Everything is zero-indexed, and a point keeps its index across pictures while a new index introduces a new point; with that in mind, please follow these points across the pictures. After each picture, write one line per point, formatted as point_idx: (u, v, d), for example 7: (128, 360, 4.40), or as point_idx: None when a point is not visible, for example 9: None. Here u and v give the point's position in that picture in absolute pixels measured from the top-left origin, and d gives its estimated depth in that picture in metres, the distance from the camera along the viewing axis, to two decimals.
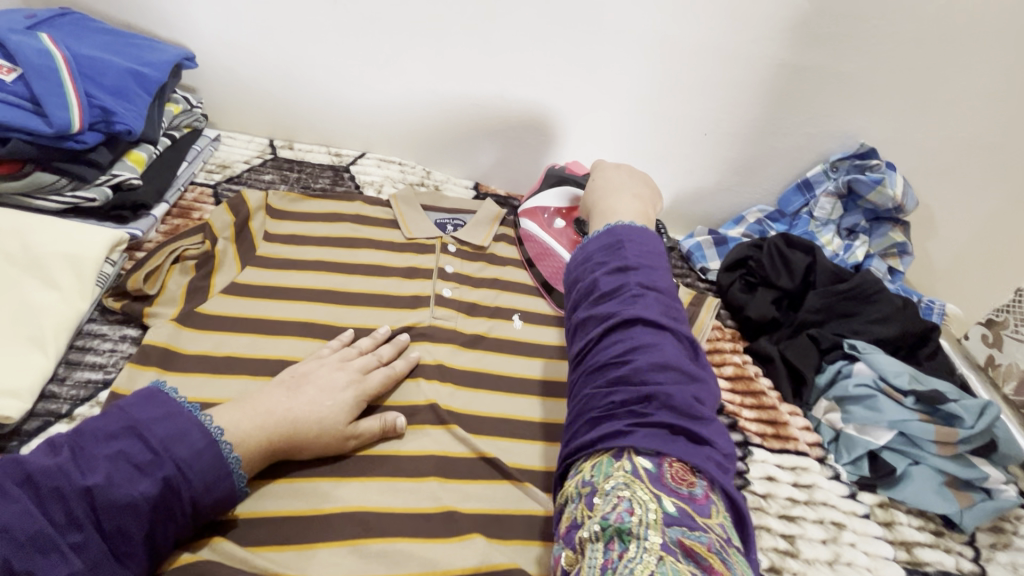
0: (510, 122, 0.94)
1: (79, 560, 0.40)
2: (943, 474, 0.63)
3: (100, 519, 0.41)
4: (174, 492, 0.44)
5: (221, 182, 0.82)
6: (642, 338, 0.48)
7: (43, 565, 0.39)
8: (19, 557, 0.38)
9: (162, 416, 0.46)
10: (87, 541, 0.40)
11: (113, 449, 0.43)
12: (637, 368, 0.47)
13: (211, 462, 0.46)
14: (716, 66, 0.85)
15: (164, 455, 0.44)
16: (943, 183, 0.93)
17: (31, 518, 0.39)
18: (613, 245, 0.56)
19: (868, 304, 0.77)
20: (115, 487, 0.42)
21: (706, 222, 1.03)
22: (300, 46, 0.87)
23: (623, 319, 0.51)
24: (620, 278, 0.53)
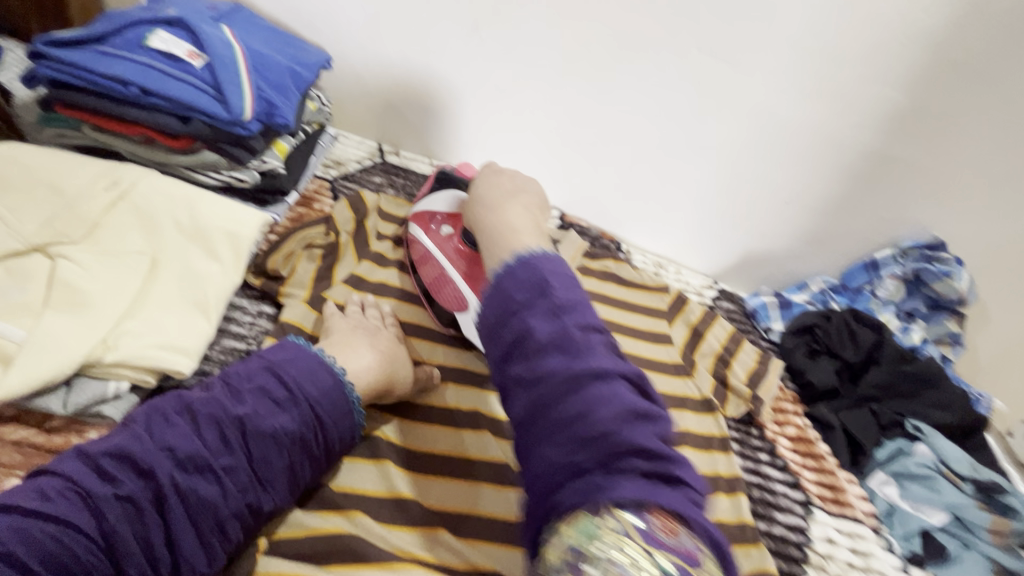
0: (605, 162, 1.00)
1: (228, 481, 0.44)
2: (992, 561, 0.66)
3: (248, 446, 0.46)
4: (306, 428, 0.48)
5: (337, 177, 0.88)
6: (596, 386, 0.38)
7: (201, 482, 0.44)
8: (183, 474, 0.43)
9: (292, 359, 0.51)
10: (235, 465, 0.45)
11: (254, 385, 0.48)
12: (591, 416, 0.36)
13: (336, 401, 0.51)
14: (809, 144, 0.91)
15: (296, 394, 0.49)
16: (1002, 281, 0.98)
17: (190, 439, 0.44)
18: (537, 284, 0.41)
19: (929, 388, 0.80)
20: (259, 418, 0.47)
21: (770, 283, 1.07)
22: (427, 65, 0.94)
23: (552, 355, 0.38)
24: (588, 312, 0.41)
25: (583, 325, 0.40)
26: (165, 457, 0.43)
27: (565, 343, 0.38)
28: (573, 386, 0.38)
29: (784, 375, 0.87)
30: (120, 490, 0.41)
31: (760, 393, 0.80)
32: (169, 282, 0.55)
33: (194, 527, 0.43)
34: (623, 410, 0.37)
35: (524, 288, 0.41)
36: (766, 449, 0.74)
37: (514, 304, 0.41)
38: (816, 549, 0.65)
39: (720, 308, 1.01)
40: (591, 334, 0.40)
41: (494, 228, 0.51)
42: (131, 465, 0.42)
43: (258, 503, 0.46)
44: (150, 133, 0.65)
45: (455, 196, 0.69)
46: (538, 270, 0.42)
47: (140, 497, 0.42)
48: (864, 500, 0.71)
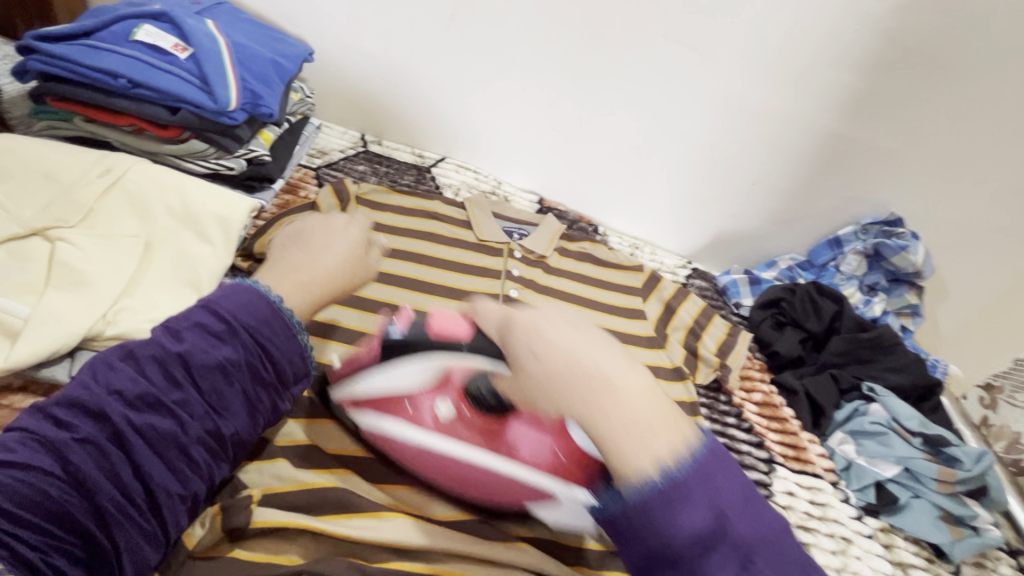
0: (582, 148, 1.03)
1: (185, 413, 0.45)
2: (939, 509, 0.71)
3: (198, 380, 0.46)
4: (250, 356, 0.49)
5: (321, 166, 0.91)
6: (738, 529, 0.32)
7: (156, 417, 0.44)
8: (135, 412, 0.43)
9: (227, 293, 0.50)
10: (188, 398, 0.46)
11: (194, 324, 0.48)
12: (752, 564, 0.31)
13: (275, 325, 0.50)
14: (774, 127, 0.95)
15: (235, 326, 0.49)
16: (958, 255, 1.03)
17: (138, 380, 0.45)
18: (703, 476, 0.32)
19: (885, 354, 0.86)
20: (202, 352, 0.47)
21: (741, 262, 1.12)
22: (408, 55, 0.97)
23: (684, 513, 0.31)
24: (733, 545, 0.32)
25: (706, 485, 0.32)
26: (115, 398, 0.43)
27: (705, 477, 0.33)
28: (711, 539, 0.32)
29: (753, 347, 0.92)
30: (75, 434, 0.41)
31: (729, 361, 0.84)
32: (163, 263, 0.59)
33: (159, 456, 0.44)
34: (780, 566, 0.32)
35: (677, 460, 0.32)
36: (733, 414, 0.79)
37: (620, 463, 0.32)
38: (778, 500, 0.70)
39: (693, 286, 1.05)
40: (711, 474, 0.33)
41: (560, 367, 0.34)
42: (81, 411, 0.42)
43: (218, 429, 0.47)
44: (139, 123, 0.67)
45: (428, 363, 0.56)
46: (648, 409, 0.33)
47: (96, 439, 0.41)
48: (823, 458, 0.77)
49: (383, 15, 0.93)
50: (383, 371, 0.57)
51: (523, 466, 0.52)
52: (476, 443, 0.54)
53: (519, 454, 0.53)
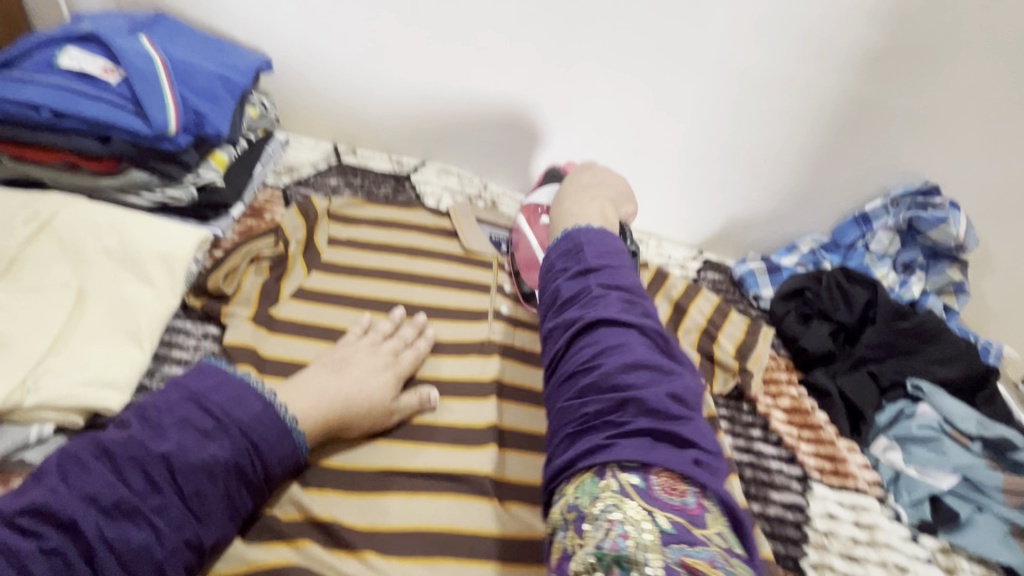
0: (572, 139, 0.94)
1: (160, 522, 0.41)
2: (1008, 523, 0.62)
3: (177, 482, 0.42)
4: (241, 456, 0.45)
5: (289, 184, 0.84)
6: (608, 342, 0.44)
7: (130, 527, 0.40)
8: (108, 521, 0.40)
9: (216, 386, 0.47)
10: (166, 504, 0.42)
11: (178, 419, 0.45)
12: (604, 367, 0.42)
13: (271, 423, 0.47)
14: (782, 96, 0.85)
15: (225, 422, 0.45)
16: (1005, 221, 0.92)
17: (113, 484, 0.41)
18: (572, 248, 0.53)
19: (929, 344, 0.76)
20: (186, 452, 0.43)
21: (757, 248, 1.02)
22: (374, 57, 0.90)
23: (643, 368, 0.42)
24: (609, 274, 0.49)
25: (620, 293, 0.47)
26: (87, 506, 0.40)
27: (623, 325, 0.45)
28: (627, 358, 0.42)
29: (776, 343, 0.83)
30: (45, 545, 0.38)
31: (749, 366, 0.75)
32: (97, 313, 0.52)
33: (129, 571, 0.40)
34: (663, 383, 0.42)
35: (615, 304, 0.46)
36: (759, 425, 0.70)
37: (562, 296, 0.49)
38: (816, 527, 0.61)
39: (705, 280, 0.96)
40: (633, 305, 0.47)
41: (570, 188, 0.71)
42: (51, 519, 0.39)
43: (197, 538, 0.43)
44: (72, 158, 0.62)
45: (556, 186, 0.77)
46: (615, 304, 0.46)
47: (65, 551, 0.39)
48: (866, 470, 0.67)
49: (342, 14, 0.86)
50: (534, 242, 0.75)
51: None
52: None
53: None
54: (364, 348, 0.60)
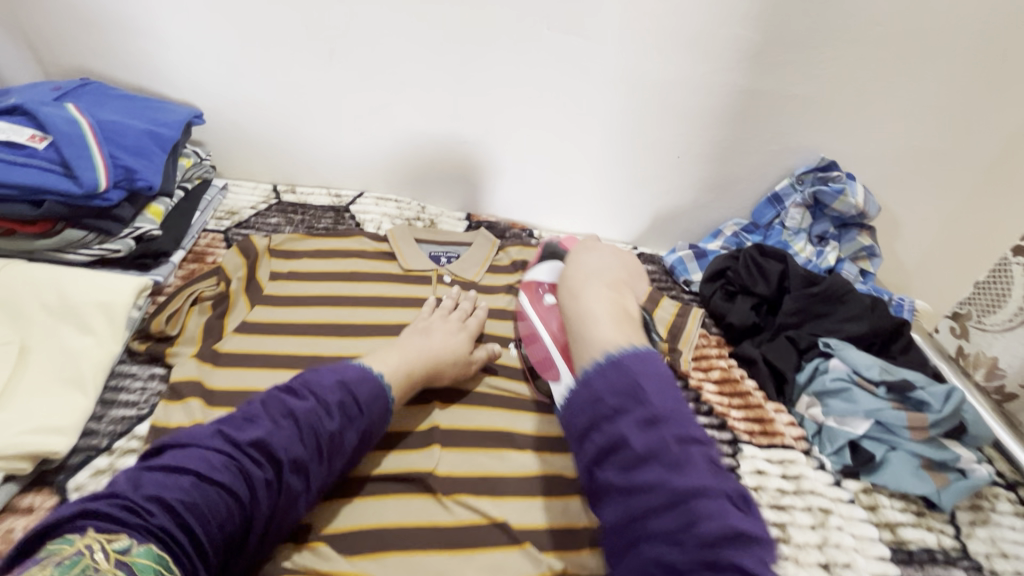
0: (499, 155, 1.01)
1: (294, 470, 0.50)
2: (918, 457, 0.67)
3: (308, 438, 0.51)
4: (352, 424, 0.54)
5: (230, 227, 0.88)
6: (659, 409, 0.45)
7: (265, 467, 0.49)
8: (262, 462, 0.49)
9: (358, 376, 0.57)
10: (302, 455, 0.50)
11: (322, 389, 0.55)
12: (660, 458, 0.43)
13: (376, 400, 0.57)
14: (682, 95, 0.93)
15: (352, 395, 0.55)
16: (900, 186, 1.01)
17: (273, 432, 0.50)
18: (570, 291, 0.62)
19: (839, 305, 0.82)
20: (318, 417, 0.52)
21: (686, 237, 1.09)
22: (300, 99, 0.95)
23: (677, 451, 0.43)
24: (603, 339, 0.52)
25: (634, 356, 0.49)
26: (232, 446, 0.49)
27: (632, 389, 0.46)
28: (664, 447, 0.43)
29: (708, 322, 0.89)
30: (224, 474, 0.47)
31: (680, 345, 0.80)
32: (40, 365, 0.56)
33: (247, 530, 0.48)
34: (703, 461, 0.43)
35: (618, 391, 0.47)
36: (691, 398, 0.75)
37: (607, 407, 0.46)
38: (746, 483, 0.66)
39: None
40: (645, 362, 0.49)
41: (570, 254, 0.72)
42: (228, 453, 0.48)
43: (303, 487, 0.51)
44: (8, 223, 0.65)
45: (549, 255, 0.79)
46: (629, 372, 0.48)
47: (237, 483, 0.47)
48: (792, 427, 0.73)
49: (264, 63, 0.91)
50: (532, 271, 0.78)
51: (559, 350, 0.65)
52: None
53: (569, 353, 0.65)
54: (436, 318, 0.72)
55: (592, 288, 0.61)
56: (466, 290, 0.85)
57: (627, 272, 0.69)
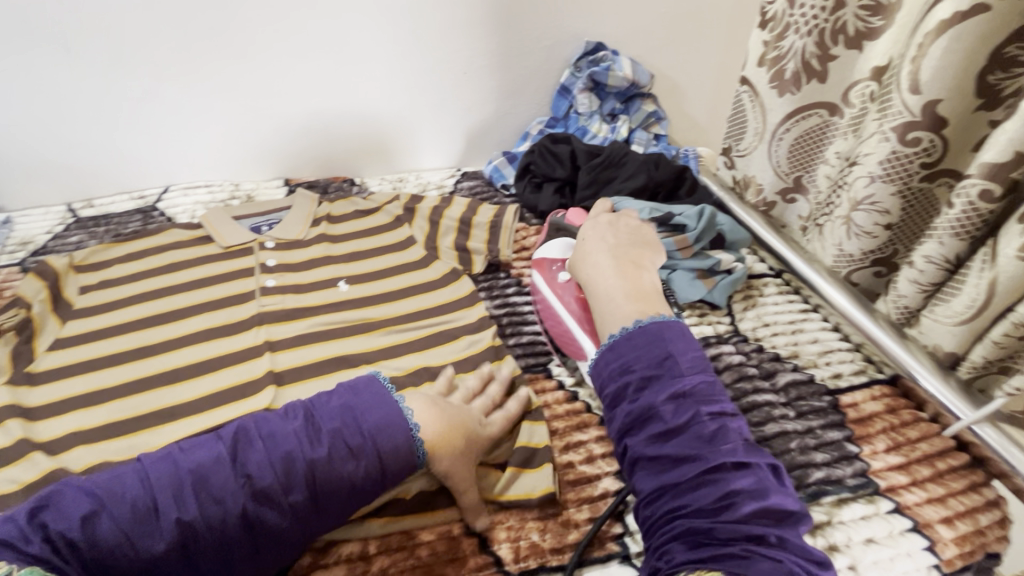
0: (294, 113, 1.00)
1: (232, 502, 0.46)
2: (693, 270, 0.80)
3: (253, 489, 0.47)
4: (311, 473, 0.49)
5: (26, 257, 0.84)
6: (709, 429, 0.49)
7: (192, 500, 0.46)
8: (188, 488, 0.46)
9: (370, 401, 0.54)
10: (250, 487, 0.47)
11: (293, 426, 0.51)
12: (701, 484, 0.47)
13: (391, 429, 0.52)
14: (444, 13, 0.96)
15: (315, 430, 0.51)
16: (665, 52, 1.12)
17: (183, 474, 0.47)
18: (621, 363, 0.55)
19: (621, 168, 0.94)
20: (254, 473, 0.48)
21: (502, 146, 1.16)
22: (56, 105, 0.89)
23: (738, 474, 0.47)
24: (670, 385, 0.52)
25: (705, 384, 0.53)
26: (177, 472, 0.47)
27: (707, 437, 0.49)
28: (713, 467, 0.47)
29: (525, 214, 0.97)
30: (127, 506, 0.45)
31: (500, 240, 0.87)
32: None
33: (187, 567, 0.45)
34: (761, 500, 0.46)
35: (651, 362, 0.54)
36: (512, 283, 0.85)
37: (636, 376, 0.53)
38: None
39: (463, 190, 1.06)
40: (710, 401, 0.52)
41: (584, 256, 0.70)
42: (207, 483, 0.47)
43: (251, 522, 0.47)
44: None
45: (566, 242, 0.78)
46: (659, 348, 0.55)
47: (147, 518, 0.45)
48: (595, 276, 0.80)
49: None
50: (545, 245, 0.79)
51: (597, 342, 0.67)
52: (587, 323, 0.69)
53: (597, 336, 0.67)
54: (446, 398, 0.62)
55: (608, 277, 0.66)
56: (289, 248, 0.87)
57: (646, 245, 0.73)
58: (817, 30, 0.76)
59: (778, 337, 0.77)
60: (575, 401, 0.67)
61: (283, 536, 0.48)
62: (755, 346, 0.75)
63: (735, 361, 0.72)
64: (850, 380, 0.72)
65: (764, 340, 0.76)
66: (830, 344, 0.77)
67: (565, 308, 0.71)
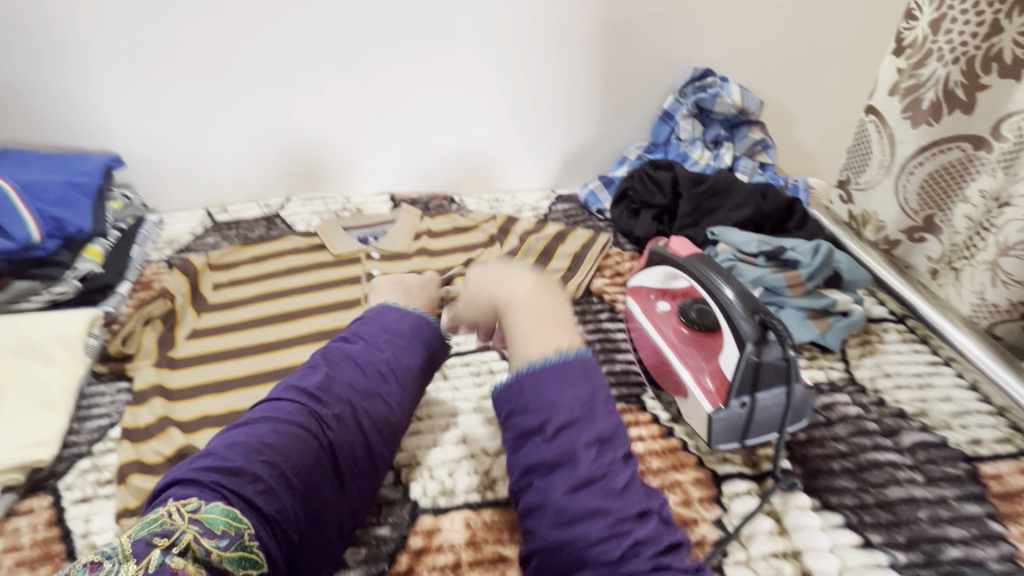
0: (405, 133, 1.05)
1: (359, 401, 0.53)
2: (803, 309, 0.75)
3: (368, 388, 0.54)
4: (390, 374, 0.55)
5: (172, 254, 0.95)
6: (620, 485, 0.42)
7: (331, 407, 0.51)
8: (317, 401, 0.51)
9: (398, 317, 0.59)
10: (366, 389, 0.53)
11: (351, 343, 0.57)
12: (618, 544, 0.40)
13: (432, 327, 0.60)
14: (555, 40, 0.98)
15: (373, 341, 0.57)
16: (777, 78, 1.07)
17: (305, 397, 0.51)
18: (524, 400, 0.45)
19: (725, 197, 0.90)
20: (359, 377, 0.54)
21: (598, 170, 1.16)
22: (203, 123, 0.98)
23: (654, 526, 0.41)
24: (589, 430, 0.43)
25: (602, 434, 0.43)
26: (301, 396, 0.51)
27: (620, 490, 0.42)
28: (628, 527, 0.40)
29: (621, 239, 0.96)
30: (288, 426, 0.48)
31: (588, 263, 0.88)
32: (14, 399, 0.64)
33: (349, 461, 0.51)
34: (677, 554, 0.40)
35: (570, 403, 0.44)
36: (605, 309, 0.83)
37: (547, 417, 0.44)
38: None
39: (557, 212, 1.07)
40: (609, 450, 0.43)
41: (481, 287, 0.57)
42: (326, 395, 0.52)
43: (378, 419, 0.53)
44: None
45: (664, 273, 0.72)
46: (569, 388, 0.45)
47: (307, 429, 0.49)
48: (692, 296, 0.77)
49: (157, 95, 0.94)
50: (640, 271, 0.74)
51: (701, 381, 0.62)
52: (690, 357, 0.65)
53: (703, 375, 0.63)
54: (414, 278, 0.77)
55: (517, 302, 0.53)
56: (392, 260, 0.91)
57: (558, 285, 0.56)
58: (966, 58, 0.70)
59: (902, 391, 0.70)
60: (671, 438, 0.64)
61: (392, 426, 0.54)
62: (874, 398, 0.68)
63: (851, 413, 0.66)
64: (993, 449, 0.63)
65: (885, 393, 0.69)
66: (965, 404, 0.68)
67: (663, 342, 0.67)
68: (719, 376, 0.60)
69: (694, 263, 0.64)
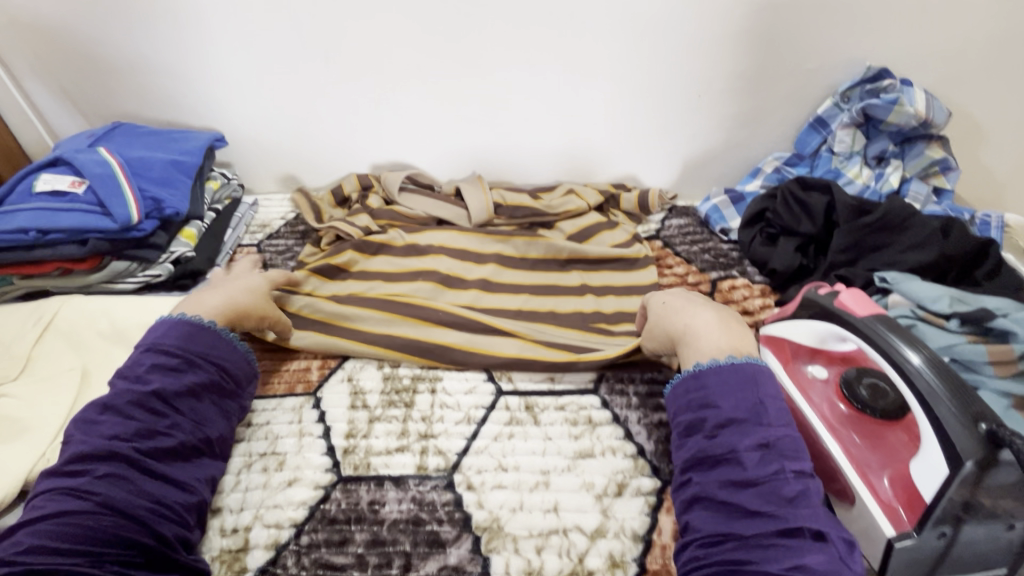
0: (511, 129, 0.92)
1: (178, 433, 0.51)
2: (1011, 396, 0.57)
3: (177, 406, 0.52)
4: (220, 378, 0.56)
5: (263, 239, 0.91)
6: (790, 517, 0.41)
7: (164, 438, 0.50)
8: (139, 442, 0.48)
9: (174, 335, 0.55)
10: (177, 421, 0.51)
11: (153, 364, 0.52)
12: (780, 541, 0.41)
13: (207, 337, 0.56)
14: (693, 31, 0.81)
15: (202, 360, 0.55)
16: (974, 84, 0.86)
17: (126, 422, 0.49)
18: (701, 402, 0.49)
19: (899, 233, 0.73)
20: (172, 383, 0.52)
21: (723, 181, 0.99)
22: (302, 106, 0.90)
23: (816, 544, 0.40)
24: (756, 432, 0.46)
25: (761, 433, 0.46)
26: (115, 441, 0.48)
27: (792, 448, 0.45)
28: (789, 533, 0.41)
29: (750, 269, 0.82)
30: (96, 474, 0.46)
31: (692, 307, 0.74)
32: (96, 388, 0.62)
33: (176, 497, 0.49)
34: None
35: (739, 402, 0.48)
36: None
37: (720, 411, 0.48)
38: None
39: (672, 227, 0.93)
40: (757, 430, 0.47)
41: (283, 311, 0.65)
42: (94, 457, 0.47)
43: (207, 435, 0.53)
44: (63, 265, 0.73)
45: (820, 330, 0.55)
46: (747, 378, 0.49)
47: (117, 472, 0.46)
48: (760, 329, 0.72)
49: (244, 68, 0.85)
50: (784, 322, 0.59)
51: (874, 483, 0.49)
52: (852, 445, 0.52)
53: (875, 472, 0.50)
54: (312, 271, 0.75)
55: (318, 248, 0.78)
56: (473, 262, 0.82)
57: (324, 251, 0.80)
58: None
59: None
60: None
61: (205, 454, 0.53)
62: None
63: None
64: None
65: None
66: None
67: (816, 417, 0.54)
68: (904, 487, 0.47)
69: (878, 329, 0.49)
